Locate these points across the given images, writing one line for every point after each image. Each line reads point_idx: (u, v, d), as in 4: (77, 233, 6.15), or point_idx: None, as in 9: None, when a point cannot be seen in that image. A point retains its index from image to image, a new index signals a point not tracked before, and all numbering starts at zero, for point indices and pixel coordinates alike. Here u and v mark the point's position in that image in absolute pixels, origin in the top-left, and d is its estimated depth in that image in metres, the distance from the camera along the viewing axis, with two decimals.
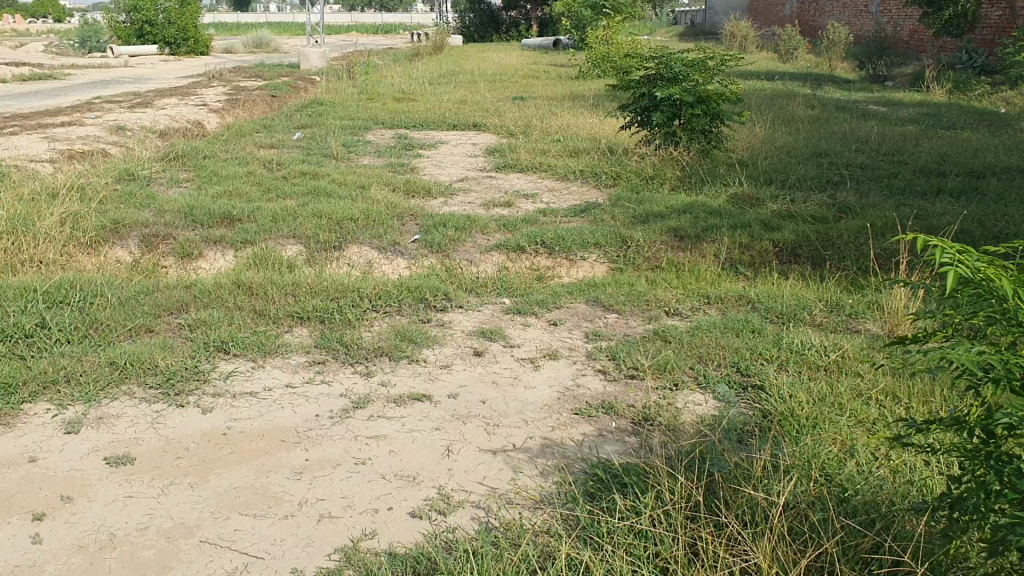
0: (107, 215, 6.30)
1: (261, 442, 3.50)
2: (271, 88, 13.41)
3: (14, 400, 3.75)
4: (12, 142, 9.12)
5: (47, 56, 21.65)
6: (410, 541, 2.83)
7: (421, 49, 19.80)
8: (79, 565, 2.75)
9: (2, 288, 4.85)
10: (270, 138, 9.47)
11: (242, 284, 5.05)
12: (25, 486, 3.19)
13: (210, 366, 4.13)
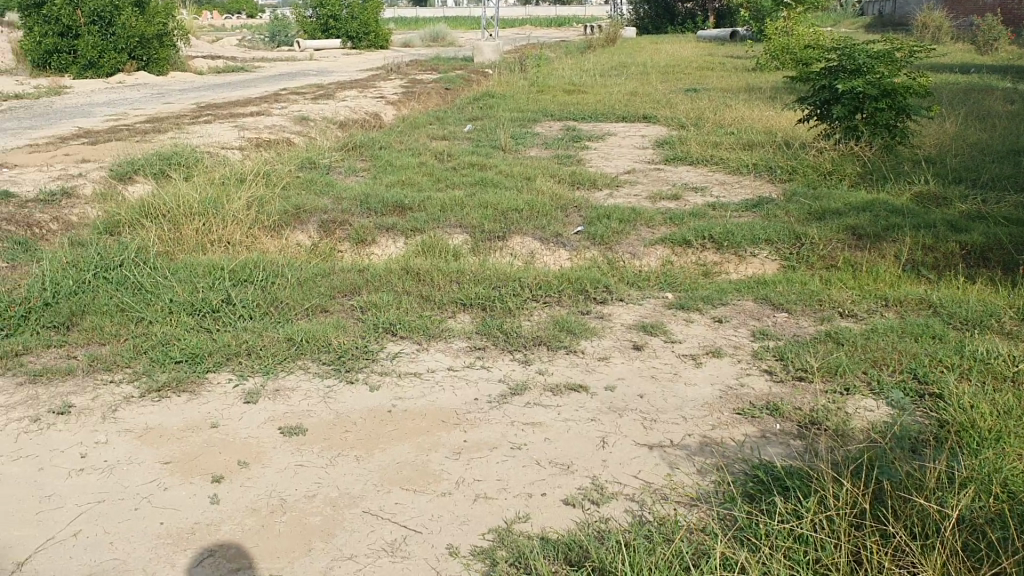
0: (290, 200, 6.65)
1: (423, 422, 3.60)
2: (445, 81, 13.74)
3: (201, 368, 4.03)
4: (207, 130, 9.77)
5: (242, 50, 23.06)
6: (563, 528, 2.84)
7: (594, 41, 19.78)
8: (252, 526, 2.93)
9: (194, 265, 5.21)
10: (442, 129, 9.71)
11: (411, 269, 5.21)
12: (207, 449, 3.42)
13: (378, 346, 4.29)
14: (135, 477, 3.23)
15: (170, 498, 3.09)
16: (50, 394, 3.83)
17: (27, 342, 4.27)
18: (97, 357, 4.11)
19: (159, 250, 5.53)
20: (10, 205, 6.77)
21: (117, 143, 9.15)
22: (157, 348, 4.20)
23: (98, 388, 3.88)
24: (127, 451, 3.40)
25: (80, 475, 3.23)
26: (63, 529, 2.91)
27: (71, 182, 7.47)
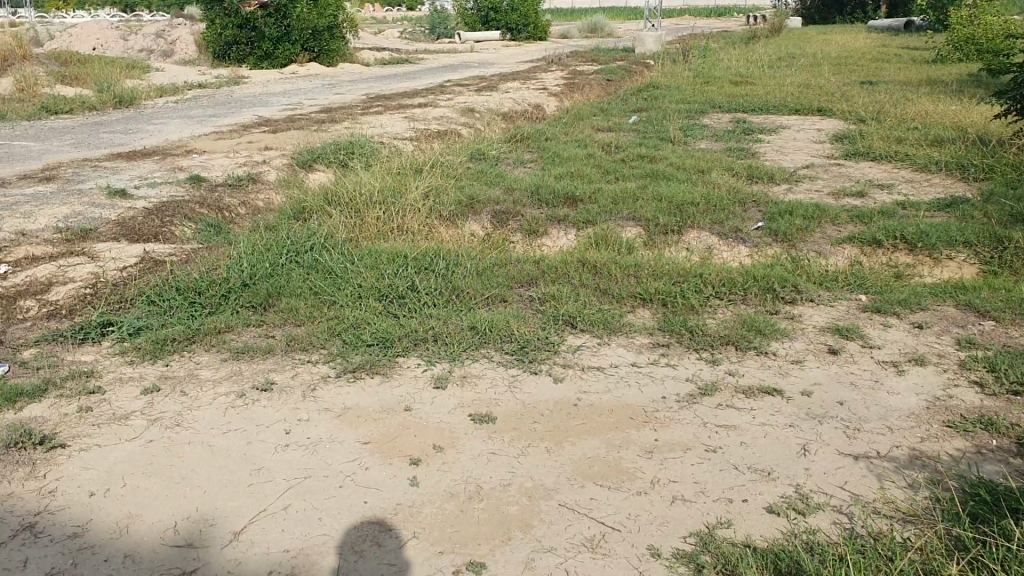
0: (463, 191, 6.74)
1: (612, 416, 3.55)
2: (606, 72, 13.62)
3: (391, 353, 4.13)
4: (377, 120, 10.03)
5: (404, 43, 23.62)
6: (770, 536, 2.74)
7: (758, 31, 19.23)
8: (451, 511, 2.97)
9: (377, 252, 5.34)
10: (607, 121, 9.63)
11: (588, 262, 5.16)
12: (402, 432, 3.49)
13: (560, 338, 4.27)
14: (337, 455, 3.33)
15: (372, 479, 3.17)
16: (252, 371, 4.00)
17: (228, 320, 4.49)
18: (293, 338, 4.28)
19: (343, 236, 5.71)
20: (202, 190, 7.14)
21: (294, 132, 9.51)
22: (348, 331, 4.33)
23: (296, 367, 4.04)
24: (328, 429, 3.52)
25: (285, 450, 3.36)
26: (274, 502, 3.04)
27: (256, 169, 7.81)
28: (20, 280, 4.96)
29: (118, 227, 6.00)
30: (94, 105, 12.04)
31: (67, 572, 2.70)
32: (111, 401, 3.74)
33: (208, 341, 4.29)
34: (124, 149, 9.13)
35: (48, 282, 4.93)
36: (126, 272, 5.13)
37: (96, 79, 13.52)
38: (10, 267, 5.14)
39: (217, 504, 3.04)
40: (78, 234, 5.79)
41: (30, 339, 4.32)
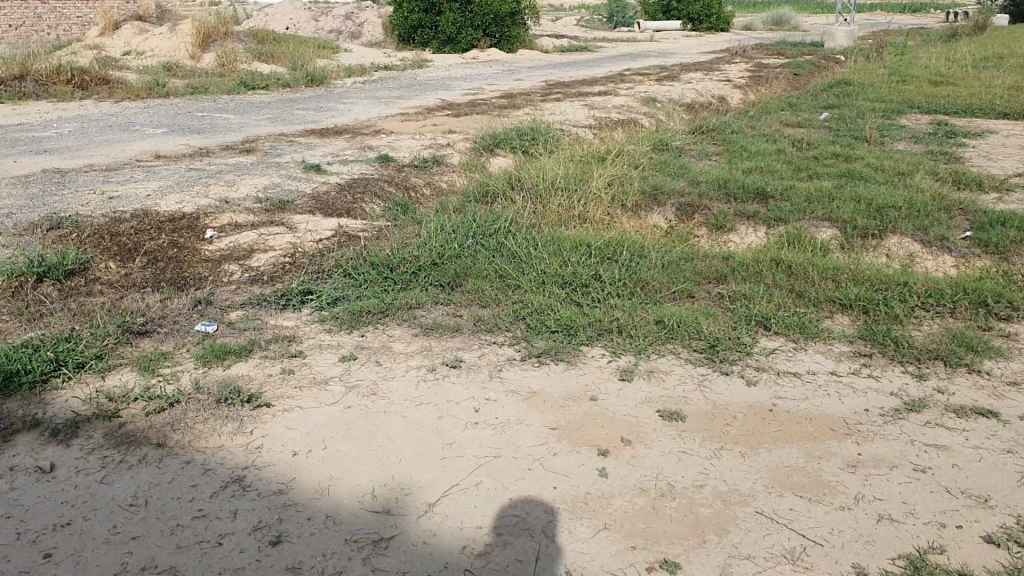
0: (648, 181, 6.65)
1: (809, 426, 3.41)
2: (794, 66, 13.16)
3: (576, 341, 4.11)
4: (559, 107, 10.05)
5: (583, 30, 23.63)
6: (991, 568, 2.56)
7: (960, 30, 18.15)
8: (643, 506, 2.93)
9: (562, 238, 5.34)
10: (795, 116, 9.29)
11: (782, 262, 4.98)
12: (590, 422, 3.47)
13: (751, 340, 4.13)
14: (525, 438, 3.35)
15: (560, 465, 3.17)
16: (442, 349, 4.07)
17: (417, 297, 4.59)
18: (480, 319, 4.33)
19: (528, 220, 5.74)
20: (390, 169, 7.33)
21: (477, 116, 9.65)
22: (533, 315, 4.35)
23: (483, 348, 4.09)
24: (516, 411, 3.54)
25: (474, 429, 3.41)
26: (467, 478, 3.08)
27: (441, 151, 7.98)
28: (225, 245, 5.21)
29: (313, 201, 6.24)
30: (288, 82, 12.61)
31: (275, 526, 2.77)
32: (311, 366, 3.85)
33: (399, 316, 4.40)
34: (316, 126, 9.50)
35: (251, 250, 5.16)
36: (322, 245, 5.31)
37: (291, 57, 14.15)
38: (216, 232, 5.39)
39: (412, 476, 3.09)
40: (277, 206, 6.05)
41: (236, 300, 4.51)
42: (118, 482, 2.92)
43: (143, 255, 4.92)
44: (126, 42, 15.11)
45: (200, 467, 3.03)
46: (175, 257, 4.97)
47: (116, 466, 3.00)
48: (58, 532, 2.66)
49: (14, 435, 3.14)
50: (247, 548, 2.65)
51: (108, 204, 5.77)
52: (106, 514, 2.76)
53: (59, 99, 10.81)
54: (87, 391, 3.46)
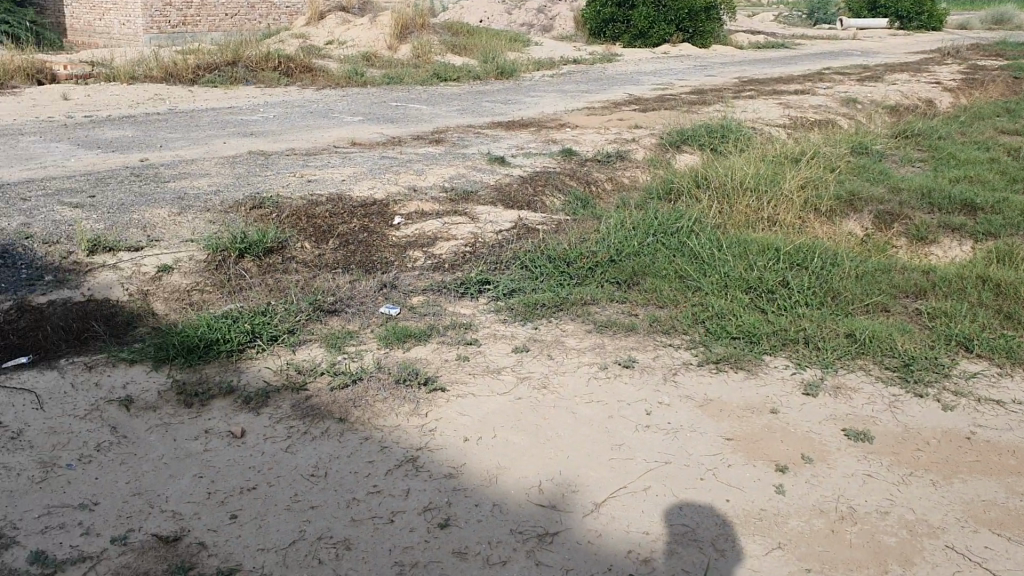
0: (843, 186, 6.34)
1: (1011, 460, 3.19)
2: (1014, 69, 12.22)
3: (758, 350, 3.96)
4: (750, 105, 9.76)
5: (781, 27, 22.88)
6: None
7: None
8: (821, 528, 2.79)
9: (748, 241, 5.16)
10: (1013, 123, 8.62)
11: (989, 279, 4.63)
12: (768, 434, 3.34)
13: (950, 361, 3.86)
14: (698, 446, 3.26)
15: (734, 476, 3.07)
16: (616, 347, 4.03)
17: (594, 293, 4.56)
18: (657, 319, 4.26)
19: (712, 219, 5.59)
20: (573, 163, 7.34)
21: (665, 112, 9.51)
22: (713, 319, 4.22)
23: (659, 349, 4.01)
24: (690, 418, 3.45)
25: (646, 431, 3.35)
26: (636, 481, 3.03)
27: (626, 146, 7.92)
28: (410, 232, 5.37)
29: (497, 192, 6.34)
30: (478, 74, 12.88)
31: (443, 508, 2.81)
32: (486, 355, 3.89)
33: (575, 311, 4.38)
34: (504, 118, 9.64)
35: (435, 237, 5.29)
36: (503, 236, 5.38)
37: (482, 49, 14.44)
38: (402, 219, 5.57)
39: (580, 472, 3.07)
40: (462, 196, 6.18)
41: (418, 286, 4.63)
42: (301, 452, 3.04)
43: (335, 237, 5.13)
44: (329, 32, 15.86)
45: (377, 444, 3.12)
46: (364, 241, 5.16)
47: (300, 437, 3.13)
48: (244, 495, 2.79)
49: (211, 398, 3.32)
50: (416, 528, 2.71)
51: (305, 187, 6.06)
52: (288, 482, 2.88)
53: (266, 85, 11.49)
54: (277, 363, 3.63)
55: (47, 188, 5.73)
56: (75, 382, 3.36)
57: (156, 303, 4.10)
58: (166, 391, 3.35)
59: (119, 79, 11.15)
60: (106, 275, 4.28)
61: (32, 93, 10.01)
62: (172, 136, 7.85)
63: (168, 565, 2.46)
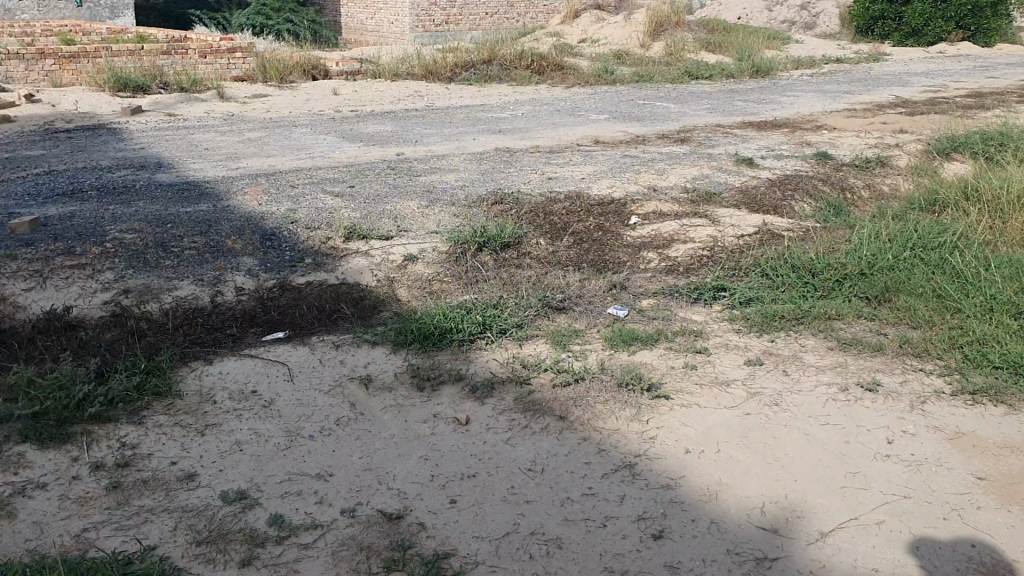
0: None
1: None
2: None
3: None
4: None
5: None
6: None
7: None
8: None
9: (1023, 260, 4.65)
10: None
11: None
12: None
13: None
14: (945, 482, 3.00)
15: (984, 521, 2.79)
16: (858, 367, 3.78)
17: (839, 307, 4.30)
18: (909, 341, 3.94)
19: (981, 235, 5.11)
20: (826, 168, 6.98)
21: (935, 116, 8.83)
22: (974, 346, 3.84)
23: (907, 374, 3.72)
24: (936, 451, 3.17)
25: (884, 462, 3.11)
26: (870, 513, 2.83)
27: (887, 152, 7.42)
28: (647, 232, 5.32)
29: (742, 195, 6.13)
30: (732, 73, 12.54)
31: (658, 519, 2.75)
32: (716, 364, 3.77)
33: (816, 326, 4.15)
34: (755, 119, 9.32)
35: (672, 239, 5.21)
36: (743, 242, 5.21)
37: (738, 47, 14.05)
38: (640, 219, 5.52)
39: (808, 498, 2.90)
40: (703, 197, 6.04)
41: (651, 289, 4.57)
42: (521, 446, 3.09)
43: (572, 235, 5.17)
44: (583, 30, 16.05)
45: (596, 447, 3.11)
46: (600, 240, 5.17)
47: (521, 430, 3.18)
48: (464, 482, 2.87)
49: (441, 384, 3.45)
50: (629, 535, 2.67)
51: (547, 184, 6.16)
52: (507, 474, 2.93)
53: (519, 82, 11.80)
54: (505, 355, 3.71)
55: (313, 177, 6.20)
56: (321, 359, 3.60)
57: (398, 290, 4.31)
58: (401, 374, 3.52)
59: (384, 75, 11.87)
60: (357, 261, 4.56)
61: (308, 88, 10.86)
62: (427, 131, 8.24)
63: (390, 541, 2.55)
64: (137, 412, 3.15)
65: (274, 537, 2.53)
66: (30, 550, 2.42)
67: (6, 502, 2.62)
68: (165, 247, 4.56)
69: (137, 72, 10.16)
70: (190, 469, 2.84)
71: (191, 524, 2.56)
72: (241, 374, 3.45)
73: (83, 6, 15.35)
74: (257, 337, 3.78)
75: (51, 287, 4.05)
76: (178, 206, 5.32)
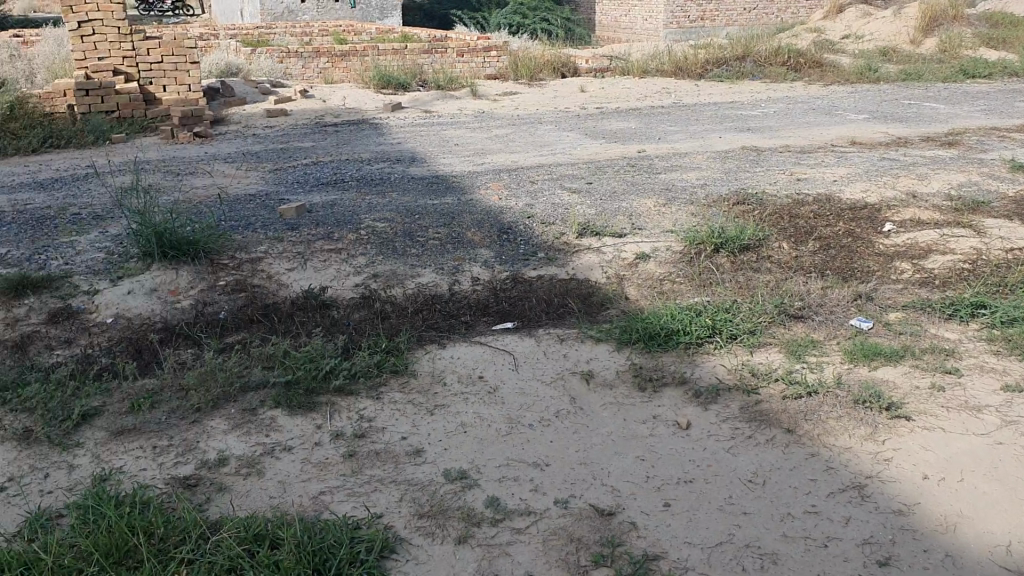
0: None
1: None
2: None
3: None
4: None
5: None
6: None
7: None
8: None
9: None
10: None
11: None
12: None
13: None
14: None
15: None
16: None
17: None
18: None
19: None
20: None
21: None
22: None
23: None
24: None
25: None
26: None
27: None
28: (901, 241, 4.98)
29: (1015, 205, 5.60)
30: (1015, 71, 11.47)
31: (886, 545, 2.59)
32: (969, 388, 3.47)
33: None
34: None
35: (928, 250, 4.85)
36: (1012, 256, 4.75)
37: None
38: (895, 226, 5.19)
39: None
40: (969, 205, 5.56)
41: (900, 301, 4.28)
42: (742, 455, 3.01)
43: (816, 240, 4.95)
44: (847, 25, 15.28)
45: (823, 464, 2.97)
46: (847, 246, 4.90)
47: (743, 440, 3.09)
48: (680, 486, 2.83)
49: (664, 386, 3.43)
50: (852, 559, 2.53)
51: (793, 186, 5.93)
52: (725, 483, 2.86)
53: (772, 79, 11.41)
54: (733, 362, 3.62)
55: (554, 173, 6.33)
56: (548, 351, 3.68)
57: (629, 288, 4.32)
58: (624, 372, 3.52)
59: (633, 73, 11.88)
60: (590, 258, 4.61)
61: (557, 85, 11.09)
62: (670, 130, 8.18)
63: (601, 536, 2.57)
64: (375, 388, 3.37)
65: (490, 519, 2.62)
66: (274, 505, 2.65)
67: (258, 460, 2.89)
68: (411, 237, 4.83)
69: (399, 70, 10.81)
70: (417, 445, 3.00)
71: (415, 497, 2.71)
72: (471, 360, 3.60)
73: (357, 7, 16.52)
74: (488, 326, 3.92)
75: (309, 269, 4.41)
76: (426, 198, 5.62)
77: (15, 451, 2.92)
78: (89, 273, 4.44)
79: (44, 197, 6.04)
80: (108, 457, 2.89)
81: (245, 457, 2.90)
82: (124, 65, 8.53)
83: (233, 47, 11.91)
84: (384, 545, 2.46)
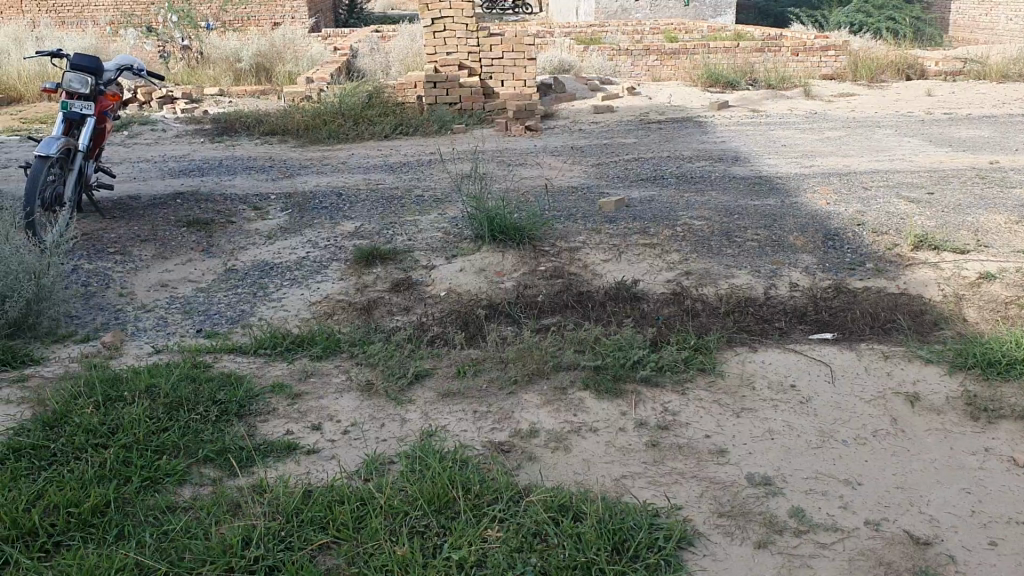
0: None
1: None
2: None
3: None
4: None
5: None
6: None
7: None
8: None
9: None
10: None
11: None
12: None
13: None
14: None
15: None
16: None
17: None
18: None
19: None
20: None
21: None
22: None
23: None
24: None
25: None
26: None
27: None
28: None
29: None
30: None
31: None
32: None
33: None
34: None
35: None
36: None
37: None
38: None
39: None
40: None
41: None
42: None
43: None
44: None
45: None
46: None
47: None
48: (1010, 526, 2.59)
49: (1000, 418, 3.13)
50: None
51: None
52: None
53: None
54: None
55: (888, 180, 5.97)
56: (868, 367, 3.50)
57: (966, 309, 3.98)
58: (954, 399, 3.27)
59: (990, 77, 10.87)
60: (924, 273, 4.31)
61: (900, 88, 10.40)
62: None
63: (914, 565, 2.42)
64: (682, 383, 3.39)
65: (793, 529, 2.56)
66: (578, 481, 2.77)
67: (566, 437, 3.02)
68: (729, 236, 4.79)
69: (729, 69, 10.69)
70: (722, 445, 2.99)
71: (716, 495, 2.70)
72: (784, 367, 3.51)
73: (690, 5, 16.49)
74: (804, 334, 3.80)
75: (624, 261, 4.52)
76: (747, 199, 5.53)
77: (358, 398, 3.28)
78: (426, 249, 4.86)
79: (393, 179, 6.69)
80: (434, 416, 3.16)
81: (554, 432, 3.05)
82: (469, 60, 9.14)
83: (568, 45, 12.39)
84: (682, 536, 2.49)
